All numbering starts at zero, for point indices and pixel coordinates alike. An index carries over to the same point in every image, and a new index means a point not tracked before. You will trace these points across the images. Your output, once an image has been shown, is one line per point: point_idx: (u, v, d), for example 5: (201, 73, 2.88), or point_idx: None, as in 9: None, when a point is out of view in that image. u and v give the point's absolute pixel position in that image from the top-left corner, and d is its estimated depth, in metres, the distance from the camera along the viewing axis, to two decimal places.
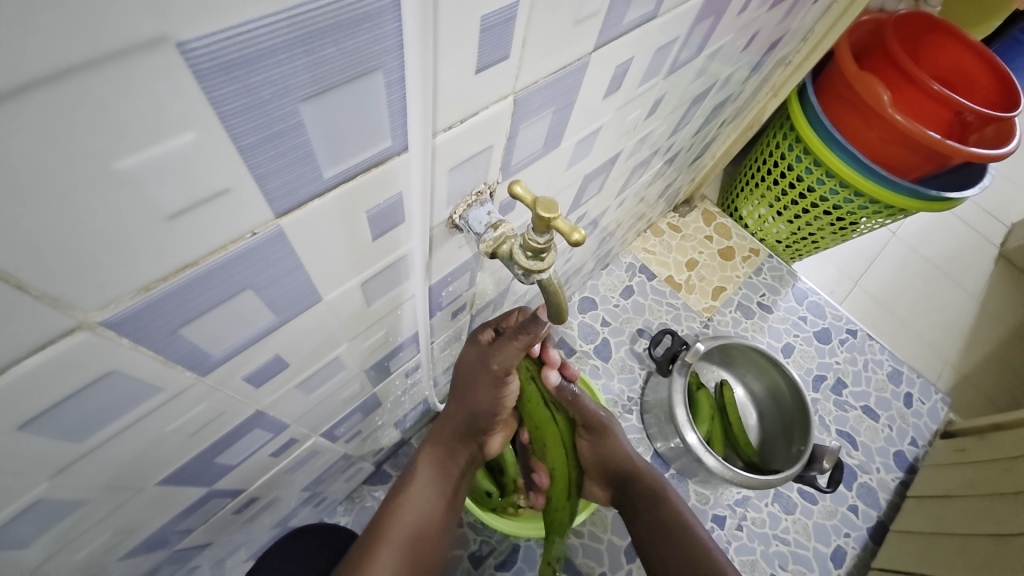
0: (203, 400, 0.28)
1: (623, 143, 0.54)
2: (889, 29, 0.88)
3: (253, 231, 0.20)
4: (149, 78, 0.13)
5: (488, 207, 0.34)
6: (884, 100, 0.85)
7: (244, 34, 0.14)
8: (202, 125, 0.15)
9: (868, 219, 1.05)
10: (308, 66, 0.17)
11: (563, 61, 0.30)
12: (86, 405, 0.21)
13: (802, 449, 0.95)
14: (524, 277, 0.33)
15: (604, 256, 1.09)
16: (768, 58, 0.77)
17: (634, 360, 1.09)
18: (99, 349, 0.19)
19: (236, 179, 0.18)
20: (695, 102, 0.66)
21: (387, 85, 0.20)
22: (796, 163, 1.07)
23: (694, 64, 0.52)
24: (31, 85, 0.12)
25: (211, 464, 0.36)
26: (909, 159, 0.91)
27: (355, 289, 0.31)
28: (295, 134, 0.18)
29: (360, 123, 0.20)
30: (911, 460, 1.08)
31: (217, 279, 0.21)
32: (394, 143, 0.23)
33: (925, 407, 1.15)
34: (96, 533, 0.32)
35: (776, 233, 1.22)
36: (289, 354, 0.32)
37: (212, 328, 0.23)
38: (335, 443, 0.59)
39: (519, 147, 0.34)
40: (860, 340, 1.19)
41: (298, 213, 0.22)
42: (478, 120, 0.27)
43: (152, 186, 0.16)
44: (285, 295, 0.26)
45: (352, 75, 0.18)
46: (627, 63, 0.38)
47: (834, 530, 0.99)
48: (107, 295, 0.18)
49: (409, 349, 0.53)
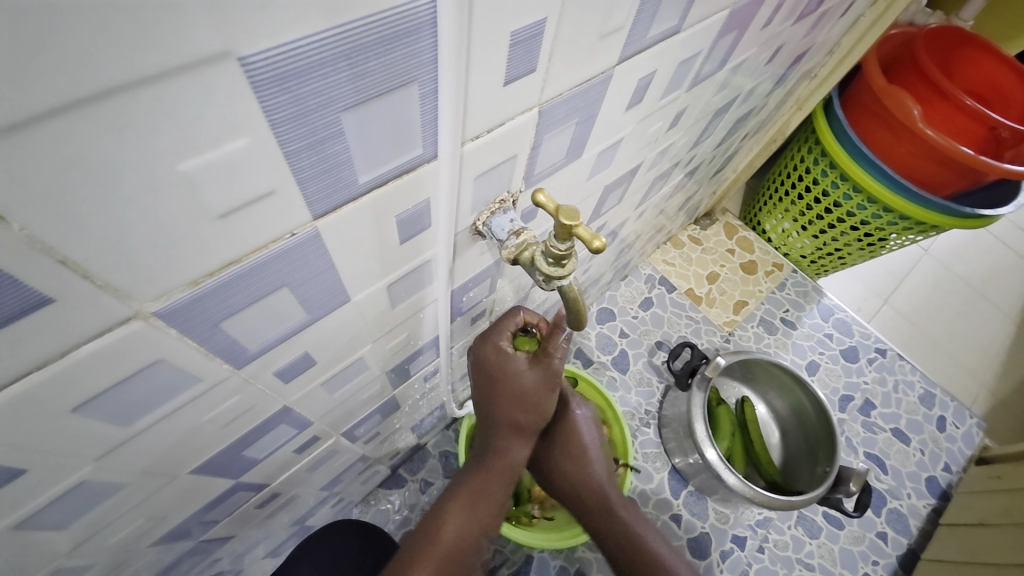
0: (236, 393, 0.29)
1: (643, 154, 0.55)
2: (919, 43, 0.87)
3: (292, 231, 0.22)
4: (212, 88, 0.15)
5: (510, 215, 0.35)
6: (914, 114, 0.84)
7: (296, 50, 0.16)
8: (255, 132, 0.17)
9: (898, 235, 1.03)
10: (351, 78, 0.18)
11: (587, 74, 0.31)
12: (133, 391, 0.23)
13: (827, 470, 0.92)
14: (545, 283, 0.33)
15: (623, 268, 1.08)
16: (792, 71, 0.77)
17: (653, 373, 1.08)
18: (150, 337, 0.21)
19: (281, 182, 0.19)
20: (717, 114, 0.66)
21: (422, 97, 0.21)
22: (822, 177, 1.05)
23: (716, 78, 0.53)
24: (113, 91, 0.13)
25: (239, 457, 0.38)
26: (941, 174, 0.89)
27: (381, 291, 0.33)
28: (336, 141, 0.19)
29: (395, 131, 0.22)
30: (944, 486, 1.04)
31: (258, 276, 0.22)
32: (424, 152, 0.24)
33: (958, 431, 1.10)
34: (130, 518, 0.34)
35: (801, 247, 1.20)
36: (317, 351, 0.33)
37: (250, 323, 0.25)
38: (353, 444, 0.60)
39: (542, 156, 0.35)
40: (889, 360, 1.15)
41: (333, 216, 0.23)
42: (504, 130, 0.28)
43: (207, 186, 0.17)
44: (317, 294, 0.27)
45: (390, 87, 0.19)
46: (650, 75, 0.39)
47: (861, 556, 0.95)
48: (160, 287, 0.19)
49: (429, 353, 0.54)
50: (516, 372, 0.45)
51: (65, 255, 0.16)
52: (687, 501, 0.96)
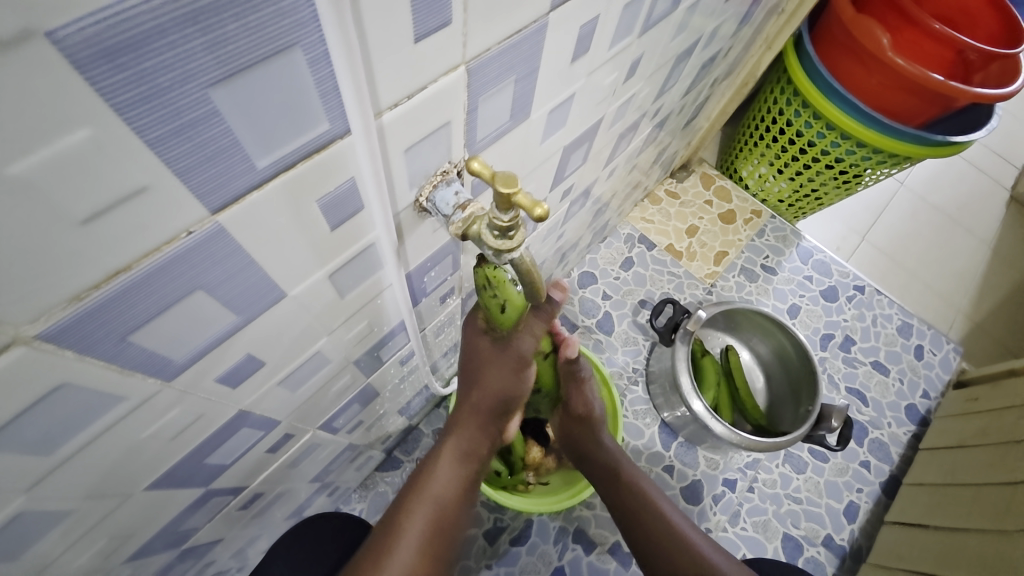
0: (176, 405, 0.28)
1: (603, 109, 0.52)
2: None
3: (188, 230, 0.20)
4: (24, 71, 0.12)
5: (455, 186, 0.33)
6: (882, 44, 0.81)
7: (123, 16, 0.13)
8: (98, 119, 0.14)
9: (872, 170, 1.02)
10: (209, 46, 0.15)
11: (517, 23, 0.28)
12: (39, 421, 0.21)
13: (810, 409, 0.95)
14: (495, 257, 0.31)
15: (601, 229, 1.07)
16: (757, 7, 0.73)
17: (638, 331, 1.08)
18: (41, 363, 0.19)
19: (154, 175, 0.17)
20: (679, 59, 0.63)
21: (311, 62, 0.19)
22: (794, 118, 1.03)
23: (673, 18, 0.50)
24: None
25: (203, 465, 0.36)
26: (914, 106, 0.87)
27: (323, 281, 0.31)
28: (212, 122, 0.17)
29: (286, 107, 0.19)
30: (923, 413, 1.07)
31: (159, 282, 0.20)
32: (333, 126, 0.22)
33: (936, 358, 1.13)
34: (92, 539, 0.32)
35: (778, 191, 1.19)
36: (263, 351, 0.31)
37: (167, 332, 0.23)
38: (336, 435, 0.60)
39: (483, 120, 0.33)
40: (867, 296, 1.17)
41: (237, 207, 0.21)
42: (427, 94, 0.25)
43: (53, 190, 0.15)
44: (243, 293, 0.25)
45: (266, 53, 0.17)
46: (594, 22, 0.36)
47: (846, 487, 0.99)
48: (34, 308, 0.17)
49: (400, 337, 0.53)
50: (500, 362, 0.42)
51: None
52: (678, 452, 0.99)
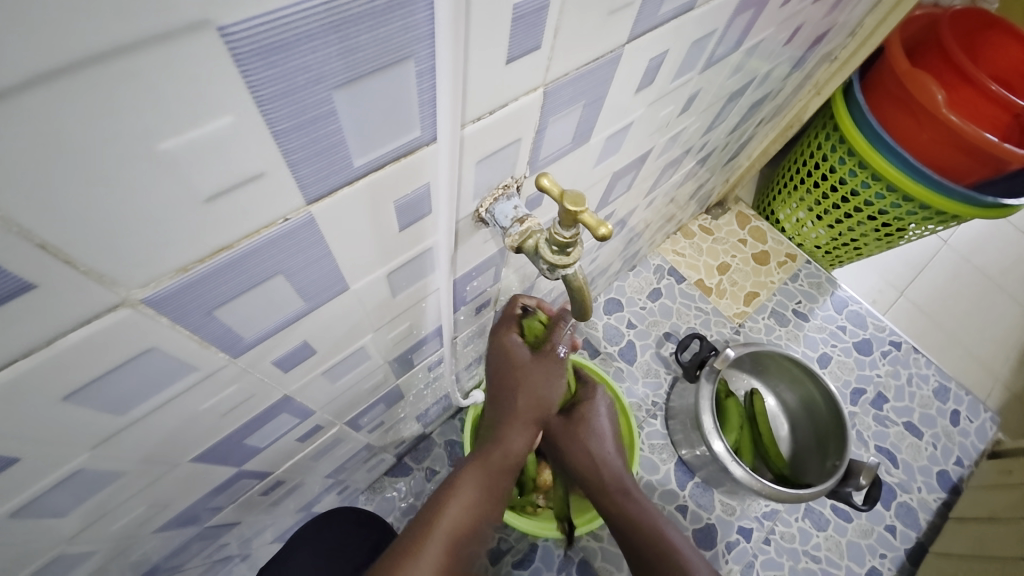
0: (235, 381, 0.29)
1: (654, 140, 0.53)
2: (944, 24, 0.84)
3: (285, 217, 0.21)
4: (194, 60, 0.14)
5: (514, 201, 0.34)
6: (937, 99, 0.81)
7: (280, 20, 0.15)
8: (240, 108, 0.16)
9: (917, 225, 1.00)
10: (342, 53, 0.17)
11: (594, 53, 0.29)
12: (123, 381, 0.22)
13: (837, 464, 0.91)
14: (549, 272, 0.33)
15: (632, 257, 1.07)
16: (811, 54, 0.74)
17: (660, 364, 1.07)
18: (140, 325, 0.20)
19: (271, 163, 0.18)
20: (731, 98, 0.64)
21: (419, 74, 0.20)
22: (838, 165, 1.02)
23: (731, 59, 0.51)
24: (75, 63, 0.12)
25: (241, 445, 0.37)
26: (965, 163, 0.86)
27: (382, 279, 0.32)
28: (328, 120, 0.19)
29: (389, 112, 0.21)
30: (956, 481, 1.02)
31: (251, 262, 0.22)
32: (423, 134, 0.23)
33: (973, 425, 1.08)
34: (132, 505, 0.33)
35: (815, 237, 1.17)
36: (317, 340, 0.33)
37: (244, 311, 0.24)
38: (358, 433, 0.61)
39: (548, 141, 0.34)
40: (903, 353, 1.13)
41: (328, 200, 0.22)
42: (506, 112, 0.27)
43: (190, 168, 0.16)
44: (314, 282, 0.27)
45: (385, 62, 0.19)
46: (661, 56, 0.37)
47: (870, 550, 0.94)
48: (147, 274, 0.19)
49: (433, 343, 0.54)
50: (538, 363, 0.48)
51: (44, 239, 0.15)
52: (693, 492, 0.96)
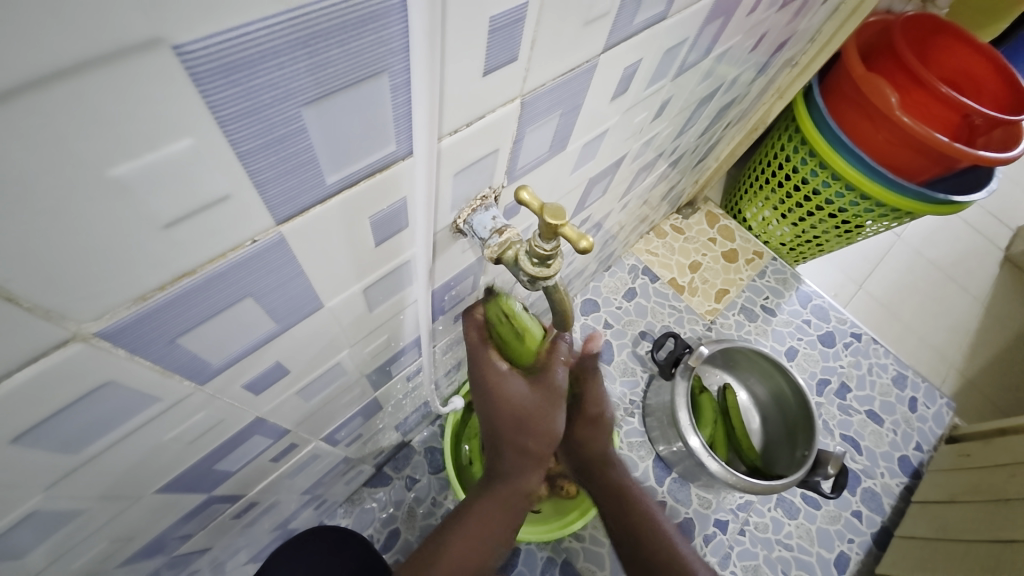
0: (202, 408, 0.27)
1: (629, 145, 0.53)
2: (896, 30, 0.88)
3: (253, 238, 0.20)
4: (146, 82, 0.13)
5: (493, 211, 0.34)
6: (891, 103, 0.85)
7: (243, 37, 0.14)
8: (201, 130, 0.15)
9: (873, 222, 1.05)
10: (311, 68, 0.16)
11: (572, 63, 0.29)
12: (78, 418, 0.21)
13: (806, 454, 0.95)
14: (530, 283, 0.33)
15: (607, 258, 1.08)
16: (774, 59, 0.76)
17: (637, 362, 1.09)
18: (95, 360, 0.19)
19: (237, 185, 0.17)
20: (701, 103, 0.66)
21: (393, 88, 0.19)
22: (801, 166, 1.06)
23: (701, 66, 0.52)
24: (12, 91, 0.11)
25: (211, 471, 0.36)
26: (916, 161, 0.91)
27: (357, 294, 0.31)
28: (297, 138, 0.18)
29: (363, 128, 0.20)
30: (916, 465, 1.07)
31: (216, 287, 0.20)
32: (398, 148, 0.22)
33: (930, 411, 1.14)
34: (93, 542, 0.31)
35: (781, 235, 1.21)
36: (290, 360, 0.31)
37: (210, 337, 0.23)
38: (335, 447, 0.59)
39: (525, 150, 0.33)
40: (864, 344, 1.18)
41: (300, 219, 0.21)
42: (484, 123, 0.26)
43: (147, 195, 0.15)
44: (286, 302, 0.25)
45: (357, 78, 0.18)
46: (636, 64, 0.37)
47: (838, 535, 0.99)
48: (102, 305, 0.17)
49: (411, 353, 0.53)
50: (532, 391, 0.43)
51: None
52: (671, 487, 0.98)
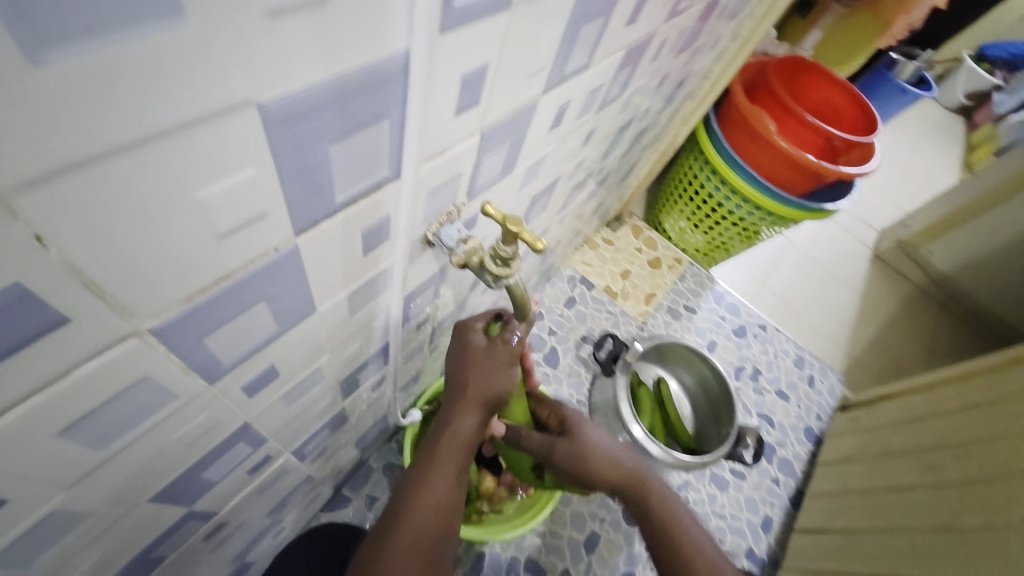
0: (206, 409, 0.30)
1: (563, 166, 0.62)
2: (770, 71, 1.08)
3: (276, 248, 0.24)
4: (233, 130, 0.17)
5: (457, 225, 0.39)
6: (769, 130, 1.04)
7: (299, 96, 0.19)
8: (259, 163, 0.19)
9: (768, 228, 1.23)
10: (339, 116, 0.21)
11: (519, 103, 0.36)
12: (115, 411, 0.23)
13: (728, 431, 1.09)
14: (493, 282, 0.39)
15: (548, 269, 1.17)
16: (677, 93, 0.90)
17: (581, 364, 1.18)
18: (143, 354, 0.22)
19: (273, 205, 0.22)
20: (621, 130, 0.76)
21: (390, 128, 0.25)
22: (706, 182, 1.23)
23: (619, 100, 0.62)
24: (151, 136, 0.15)
25: (196, 480, 0.37)
26: (794, 177, 1.09)
27: (343, 300, 0.35)
28: (322, 168, 0.23)
29: (366, 159, 0.25)
30: (818, 434, 1.26)
31: (242, 290, 0.24)
32: (389, 173, 0.28)
33: (825, 386, 1.34)
34: (82, 558, 0.32)
35: (695, 242, 1.38)
36: (281, 363, 0.34)
37: (230, 336, 0.26)
38: (302, 462, 0.60)
39: (483, 172, 0.40)
40: (769, 333, 1.37)
41: (312, 232, 0.26)
42: (452, 152, 0.32)
43: (212, 213, 0.19)
44: (289, 306, 0.29)
45: (368, 121, 0.23)
46: (566, 103, 0.45)
47: (762, 501, 1.13)
48: (158, 304, 0.21)
49: (378, 362, 0.56)
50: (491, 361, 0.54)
51: (89, 276, 0.17)
52: None
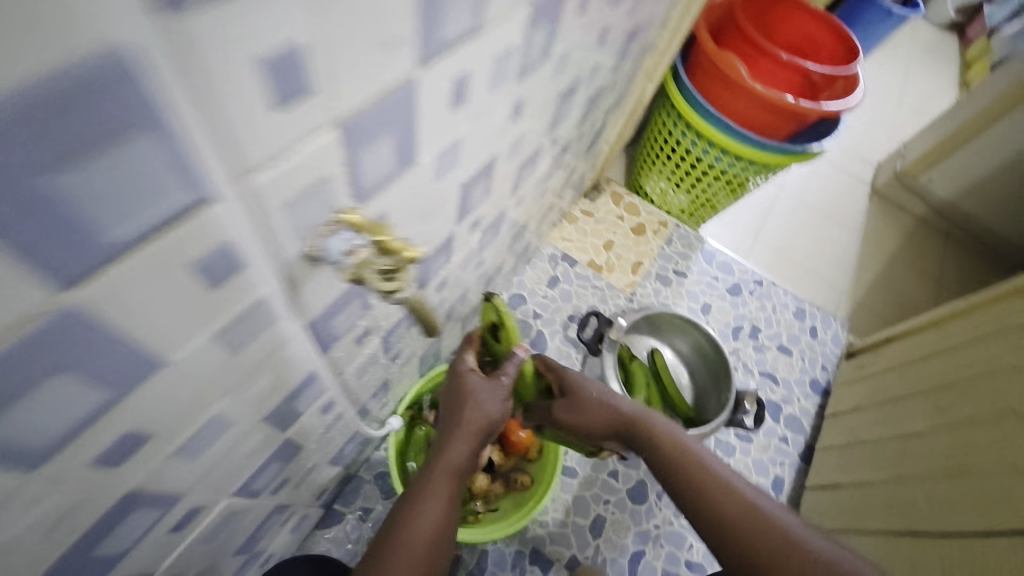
0: (47, 495, 0.26)
1: (496, 145, 0.56)
2: (737, 8, 0.99)
3: (35, 311, 0.20)
4: None
5: (346, 234, 0.35)
6: (742, 73, 0.95)
7: None
8: None
9: (753, 177, 1.16)
10: (38, 142, 0.16)
11: (385, 82, 0.30)
12: None
13: (727, 396, 1.04)
14: (383, 296, 0.39)
15: (523, 252, 1.11)
16: (631, 46, 0.82)
17: (570, 345, 1.13)
18: None
19: None
20: (565, 95, 0.69)
21: (156, 142, 0.20)
22: (682, 138, 1.15)
23: (548, 61, 0.54)
24: None
25: (91, 556, 0.34)
26: (772, 122, 1.01)
27: (209, 343, 0.31)
28: (51, 208, 0.18)
29: (135, 186, 0.20)
30: (825, 385, 1.21)
31: (8, 366, 0.20)
32: (191, 196, 0.22)
33: (828, 334, 1.28)
34: None
35: (678, 203, 1.31)
36: (149, 425, 0.31)
37: (26, 416, 0.22)
38: (257, 499, 0.57)
39: (367, 170, 0.34)
40: (765, 288, 1.31)
41: (93, 283, 0.21)
42: (297, 156, 0.27)
43: None
44: (115, 367, 0.25)
45: (105, 139, 0.18)
46: (465, 76, 0.39)
47: (770, 461, 1.09)
48: None
49: (317, 386, 0.52)
50: (486, 392, 0.69)
51: None
52: None
